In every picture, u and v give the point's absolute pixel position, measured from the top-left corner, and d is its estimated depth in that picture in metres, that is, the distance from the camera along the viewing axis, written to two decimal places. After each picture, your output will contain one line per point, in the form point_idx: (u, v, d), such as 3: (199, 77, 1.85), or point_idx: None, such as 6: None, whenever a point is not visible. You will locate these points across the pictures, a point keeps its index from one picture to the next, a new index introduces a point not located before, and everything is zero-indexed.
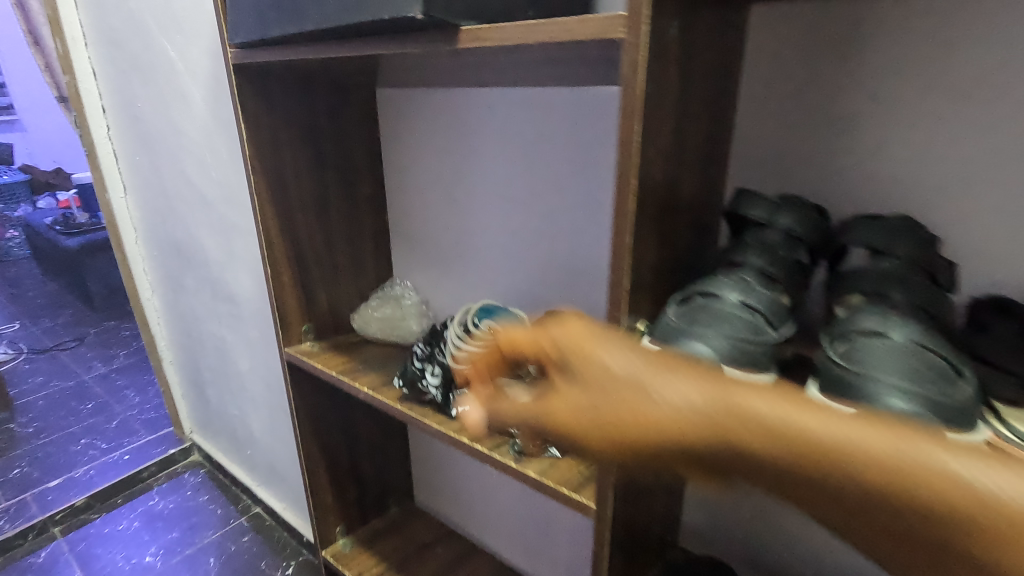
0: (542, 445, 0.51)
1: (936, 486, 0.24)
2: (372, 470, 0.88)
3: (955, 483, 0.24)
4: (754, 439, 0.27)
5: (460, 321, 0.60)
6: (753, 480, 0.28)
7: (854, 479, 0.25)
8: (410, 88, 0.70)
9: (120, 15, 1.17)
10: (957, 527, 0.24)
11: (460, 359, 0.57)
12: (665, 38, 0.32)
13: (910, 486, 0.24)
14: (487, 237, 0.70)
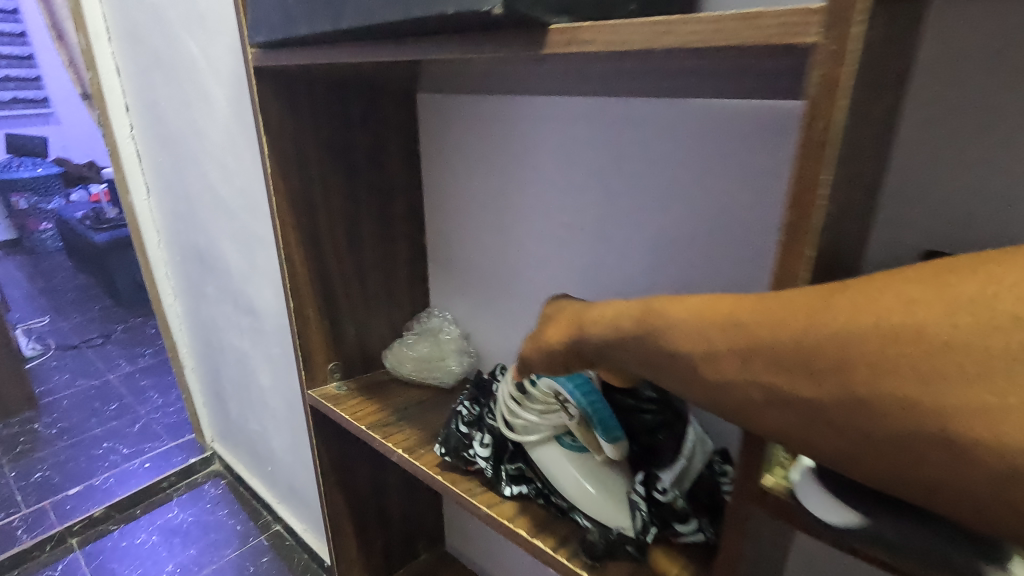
0: (617, 544, 0.42)
1: (927, 340, 0.19)
2: (401, 516, 0.79)
3: (941, 336, 0.18)
4: (743, 321, 0.24)
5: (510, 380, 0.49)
6: (724, 365, 0.24)
7: (819, 343, 0.21)
8: (457, 93, 0.60)
9: (142, 9, 1.10)
10: (982, 379, 0.18)
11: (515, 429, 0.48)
12: (874, 40, 0.22)
13: (884, 398, 0.20)
14: (542, 269, 0.60)
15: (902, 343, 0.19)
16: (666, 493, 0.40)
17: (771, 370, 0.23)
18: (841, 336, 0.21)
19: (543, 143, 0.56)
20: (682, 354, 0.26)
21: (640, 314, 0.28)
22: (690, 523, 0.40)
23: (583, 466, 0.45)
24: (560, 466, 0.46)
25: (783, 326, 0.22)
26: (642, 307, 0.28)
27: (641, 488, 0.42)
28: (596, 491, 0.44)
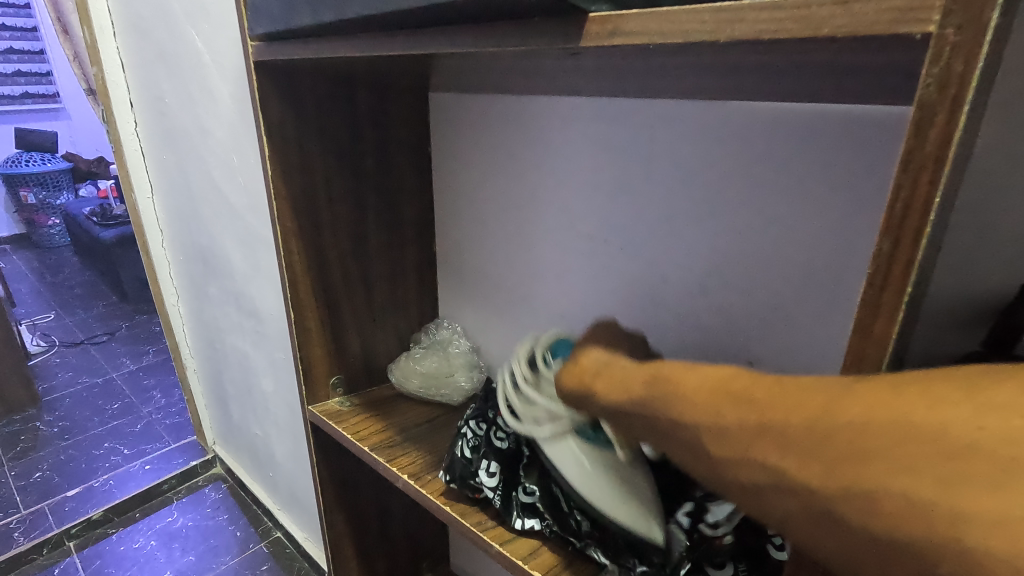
0: None
1: (926, 432, 0.16)
2: (405, 535, 0.76)
3: (934, 429, 0.16)
4: (755, 396, 0.21)
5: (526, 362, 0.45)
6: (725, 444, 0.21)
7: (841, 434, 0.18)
8: (473, 91, 0.56)
9: (147, 3, 1.07)
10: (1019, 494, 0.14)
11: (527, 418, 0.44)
12: None
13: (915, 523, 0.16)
14: (559, 282, 0.57)
15: (888, 429, 0.17)
16: (716, 528, 0.37)
17: (768, 449, 0.20)
18: (829, 419, 0.18)
19: (563, 149, 0.52)
20: (682, 420, 0.23)
21: (652, 377, 0.26)
22: (727, 568, 0.37)
23: (602, 459, 0.41)
24: (575, 463, 0.41)
25: (791, 403, 0.19)
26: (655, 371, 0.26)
27: (685, 519, 0.39)
28: (620, 494, 0.39)
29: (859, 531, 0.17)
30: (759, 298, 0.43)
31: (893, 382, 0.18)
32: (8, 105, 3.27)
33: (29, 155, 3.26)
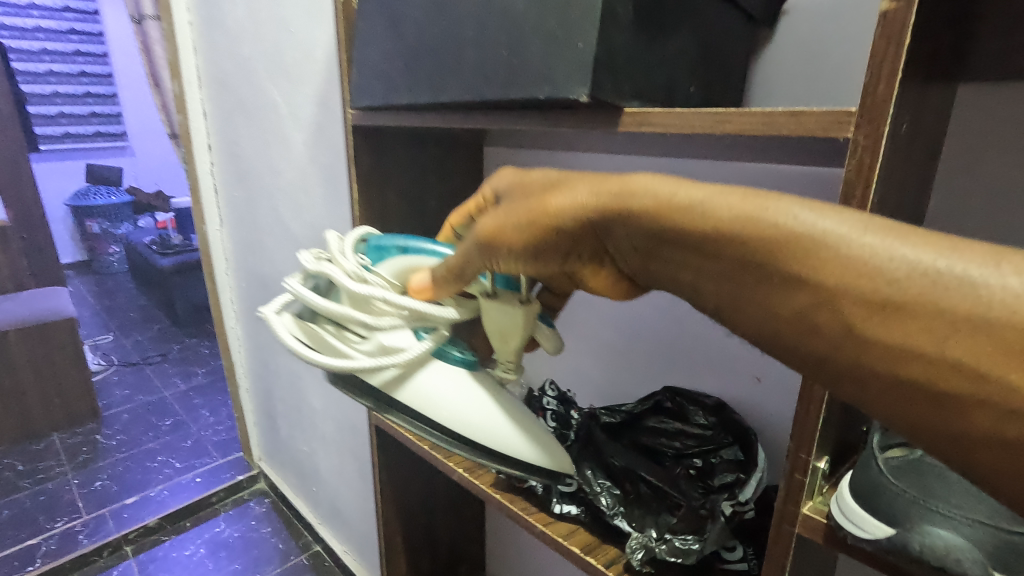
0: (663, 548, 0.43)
1: (992, 328, 0.22)
2: (447, 538, 0.83)
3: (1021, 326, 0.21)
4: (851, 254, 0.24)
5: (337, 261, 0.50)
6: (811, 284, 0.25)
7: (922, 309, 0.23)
8: (523, 147, 0.67)
9: (232, 61, 1.22)
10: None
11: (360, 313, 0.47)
12: (896, 138, 0.27)
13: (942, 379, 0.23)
14: (593, 308, 0.65)
15: (977, 320, 0.22)
16: (741, 505, 0.44)
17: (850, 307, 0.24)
18: (947, 295, 0.22)
19: None
20: (766, 258, 0.26)
21: (749, 209, 0.27)
22: (737, 550, 0.44)
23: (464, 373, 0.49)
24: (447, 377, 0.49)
25: (889, 278, 0.23)
26: (726, 206, 0.27)
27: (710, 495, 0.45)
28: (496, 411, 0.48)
29: (913, 365, 0.23)
30: None
31: (991, 271, 0.22)
32: (81, 142, 3.54)
33: (96, 188, 3.53)
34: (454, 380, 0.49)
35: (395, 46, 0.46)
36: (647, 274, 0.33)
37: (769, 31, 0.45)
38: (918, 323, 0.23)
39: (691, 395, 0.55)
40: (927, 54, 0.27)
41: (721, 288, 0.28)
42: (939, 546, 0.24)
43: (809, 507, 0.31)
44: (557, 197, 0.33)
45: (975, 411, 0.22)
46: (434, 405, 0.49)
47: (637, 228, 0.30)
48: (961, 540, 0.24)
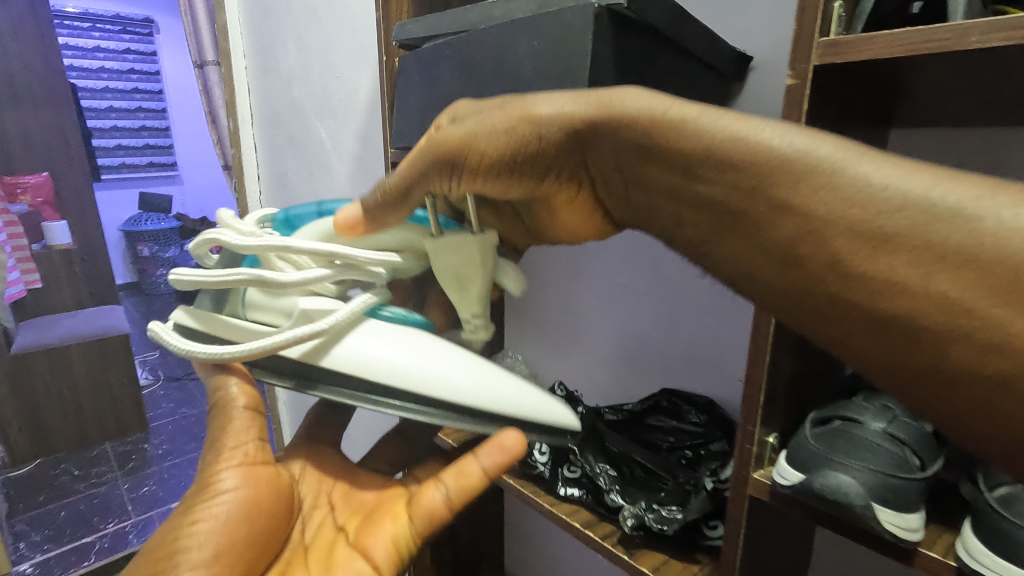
0: (648, 517, 0.50)
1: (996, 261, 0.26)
2: (468, 533, 0.91)
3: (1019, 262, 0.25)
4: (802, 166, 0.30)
5: (223, 233, 0.43)
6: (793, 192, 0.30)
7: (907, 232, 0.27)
8: None
9: (283, 100, 1.35)
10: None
11: (266, 281, 0.41)
12: None
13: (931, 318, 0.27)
14: (599, 319, 0.74)
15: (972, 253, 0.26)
16: (721, 483, 0.51)
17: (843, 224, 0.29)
18: (933, 224, 0.27)
19: None
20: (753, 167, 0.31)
21: (732, 130, 0.32)
22: (718, 528, 0.51)
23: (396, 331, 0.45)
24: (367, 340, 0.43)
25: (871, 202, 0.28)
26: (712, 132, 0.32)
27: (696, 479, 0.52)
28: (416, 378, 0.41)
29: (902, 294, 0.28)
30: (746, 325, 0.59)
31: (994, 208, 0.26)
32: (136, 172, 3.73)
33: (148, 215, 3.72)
34: (402, 336, 0.44)
35: (429, 99, 0.56)
36: (628, 197, 0.39)
37: (741, 84, 0.53)
38: (903, 252, 0.27)
39: (685, 395, 0.62)
40: (837, 112, 0.35)
41: (707, 209, 0.33)
42: (833, 484, 0.30)
43: (759, 473, 0.39)
44: (541, 103, 0.36)
45: (955, 344, 0.27)
46: (380, 367, 0.41)
47: (629, 142, 0.35)
48: (852, 481, 0.30)
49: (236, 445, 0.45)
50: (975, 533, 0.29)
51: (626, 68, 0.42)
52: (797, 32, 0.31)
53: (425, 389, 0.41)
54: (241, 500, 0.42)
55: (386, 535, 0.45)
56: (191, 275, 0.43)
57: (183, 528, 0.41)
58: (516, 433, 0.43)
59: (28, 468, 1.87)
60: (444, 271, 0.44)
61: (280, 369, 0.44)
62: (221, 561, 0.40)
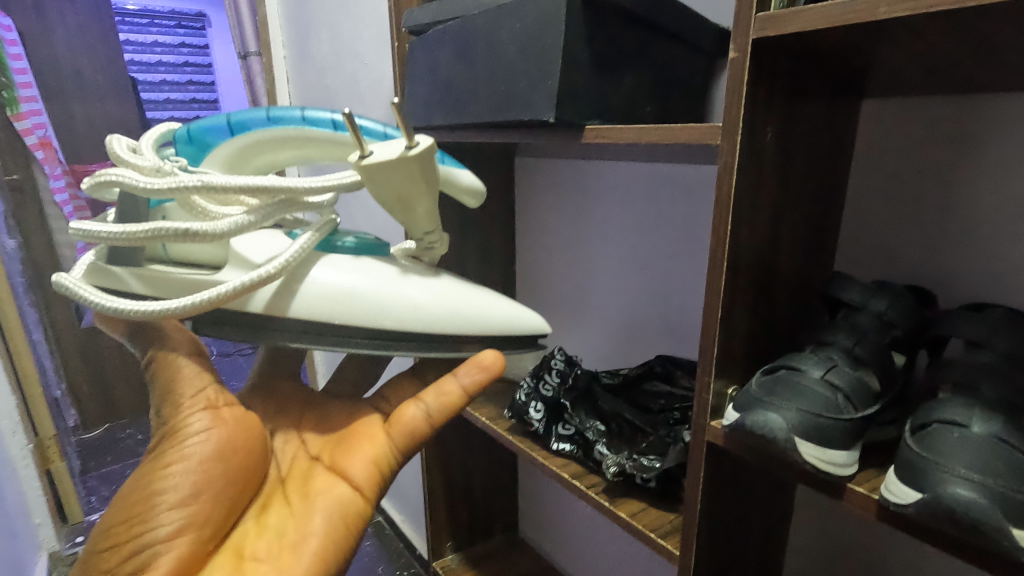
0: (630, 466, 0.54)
1: None
2: (483, 493, 0.96)
3: None
4: None
5: (127, 177, 0.47)
6: None
7: None
8: (544, 158, 0.80)
9: (317, 88, 1.42)
10: None
11: (190, 231, 0.46)
12: (759, 141, 0.37)
13: None
14: (602, 290, 0.78)
15: None
16: None
17: None
18: None
19: (603, 196, 0.75)
20: None
21: None
22: None
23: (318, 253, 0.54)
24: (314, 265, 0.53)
25: None
26: None
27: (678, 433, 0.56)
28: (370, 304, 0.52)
29: None
30: None
31: None
32: None
33: None
34: (379, 278, 0.53)
35: (432, 82, 0.60)
36: None
37: (726, 60, 0.55)
38: None
39: (678, 361, 0.65)
40: (786, 82, 0.38)
41: None
42: (761, 422, 0.33)
43: (716, 422, 0.41)
44: None
45: None
46: (345, 297, 0.51)
47: None
48: (780, 419, 0.33)
49: (194, 394, 0.51)
50: (897, 471, 0.31)
51: (599, 46, 0.45)
52: (737, 7, 0.34)
53: (402, 319, 0.52)
54: (213, 441, 0.49)
55: (366, 457, 0.54)
56: (100, 228, 0.47)
57: (158, 473, 0.48)
58: (493, 352, 0.54)
59: (98, 431, 2.06)
60: (387, 193, 0.48)
61: (280, 329, 0.51)
62: (200, 497, 0.48)
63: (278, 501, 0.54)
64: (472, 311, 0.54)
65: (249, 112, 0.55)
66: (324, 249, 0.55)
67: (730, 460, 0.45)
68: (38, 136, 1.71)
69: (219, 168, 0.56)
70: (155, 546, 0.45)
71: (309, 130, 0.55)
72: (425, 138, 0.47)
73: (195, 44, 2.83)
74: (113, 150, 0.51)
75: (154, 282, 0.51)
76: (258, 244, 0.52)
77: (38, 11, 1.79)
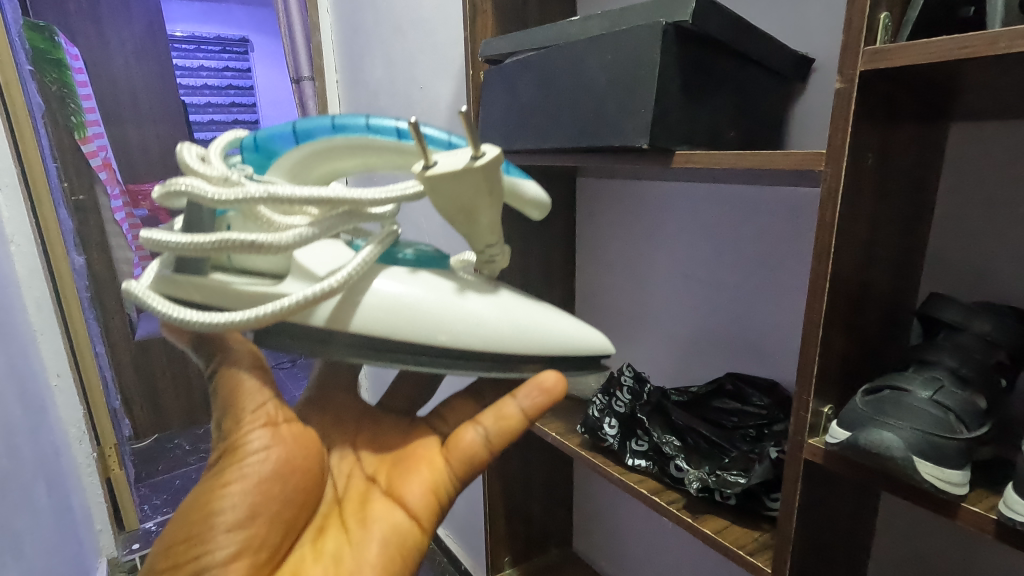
0: (714, 482, 0.55)
1: None
2: (540, 508, 0.97)
3: None
4: None
5: (194, 186, 0.44)
6: None
7: None
8: (607, 179, 0.82)
9: (368, 110, 1.45)
10: None
11: (257, 242, 0.43)
12: (861, 167, 0.39)
13: None
14: (665, 308, 0.79)
15: None
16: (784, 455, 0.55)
17: None
18: None
19: (668, 216, 0.76)
20: None
21: None
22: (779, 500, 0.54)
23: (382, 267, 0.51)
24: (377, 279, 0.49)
25: None
26: None
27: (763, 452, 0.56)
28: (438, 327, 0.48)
29: None
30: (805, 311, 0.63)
31: None
32: None
33: None
34: (435, 291, 0.49)
35: (509, 108, 0.62)
36: None
37: (804, 85, 0.57)
38: None
39: (750, 379, 0.65)
40: (885, 109, 0.39)
41: None
42: (876, 439, 0.35)
43: (814, 439, 0.42)
44: None
45: None
46: (412, 310, 0.48)
47: None
48: (895, 437, 0.35)
49: (255, 410, 0.50)
50: (1015, 488, 0.32)
51: (690, 75, 0.47)
52: (845, 41, 0.36)
53: (473, 343, 0.48)
54: (271, 461, 0.48)
55: (424, 483, 0.50)
56: (165, 235, 0.44)
57: (216, 492, 0.46)
58: (554, 373, 0.50)
59: (148, 441, 2.12)
60: (447, 202, 0.45)
61: (334, 344, 0.48)
62: (256, 519, 0.45)
63: (334, 526, 0.51)
64: (543, 330, 0.50)
65: (314, 120, 0.51)
66: (385, 261, 0.52)
67: (824, 478, 0.45)
68: (102, 158, 1.76)
69: (282, 178, 0.52)
70: (210, 571, 0.43)
71: (373, 139, 0.50)
72: (492, 147, 0.45)
73: (238, 67, 2.87)
74: (181, 156, 0.47)
75: (212, 292, 0.49)
76: (319, 255, 0.49)
77: (100, 40, 1.81)
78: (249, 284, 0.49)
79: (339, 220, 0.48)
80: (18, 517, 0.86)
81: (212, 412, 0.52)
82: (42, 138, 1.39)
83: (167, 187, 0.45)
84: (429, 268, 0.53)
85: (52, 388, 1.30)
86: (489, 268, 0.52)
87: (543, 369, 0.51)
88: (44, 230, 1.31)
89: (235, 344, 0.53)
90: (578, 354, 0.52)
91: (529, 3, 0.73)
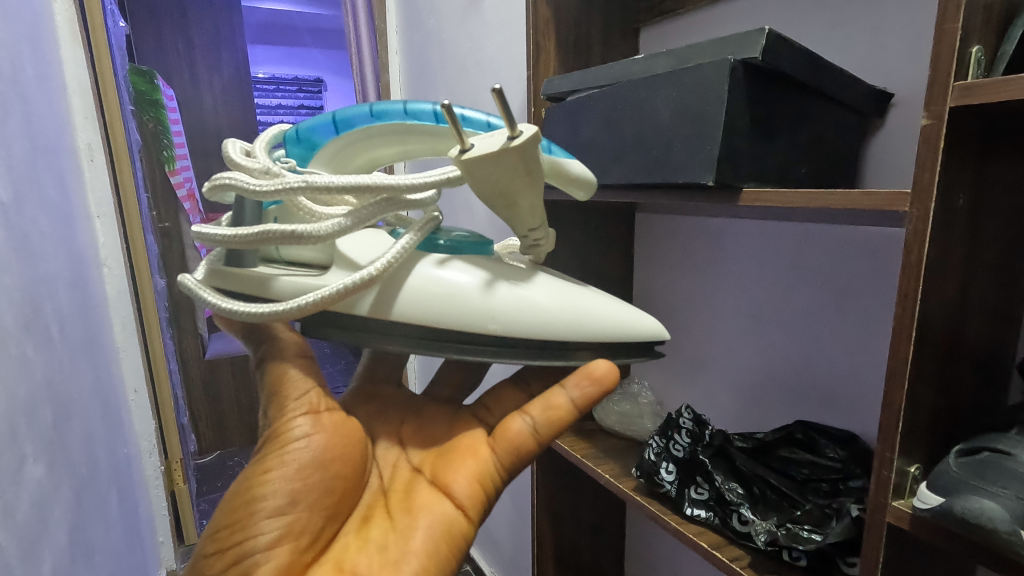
0: (787, 540, 0.52)
1: None
2: (589, 552, 0.93)
3: None
4: None
5: (238, 180, 0.45)
6: None
7: None
8: (668, 215, 0.81)
9: None
10: None
11: (296, 233, 0.43)
12: (952, 207, 0.36)
13: None
14: (727, 348, 0.76)
15: None
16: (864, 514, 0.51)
17: None
18: None
19: (730, 253, 0.74)
20: None
21: None
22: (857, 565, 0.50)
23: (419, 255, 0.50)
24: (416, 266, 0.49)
25: None
26: None
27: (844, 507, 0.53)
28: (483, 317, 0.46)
29: None
30: (882, 355, 0.59)
31: None
32: None
33: None
34: (474, 278, 0.48)
35: (571, 143, 0.62)
36: None
37: (882, 120, 0.55)
38: None
39: (823, 429, 0.61)
40: (979, 144, 0.36)
41: None
42: (975, 509, 0.32)
43: (897, 502, 0.39)
44: None
45: None
46: (457, 300, 0.46)
47: None
48: (996, 507, 0.32)
49: (299, 397, 0.50)
50: None
51: (758, 113, 0.46)
52: (933, 76, 0.34)
53: (518, 332, 0.46)
54: (313, 448, 0.48)
55: (469, 473, 0.49)
56: (213, 231, 0.46)
57: (259, 477, 0.46)
58: (606, 361, 0.49)
59: (210, 457, 2.21)
60: (487, 186, 0.45)
61: (380, 333, 0.47)
62: (297, 505, 0.45)
63: (379, 515, 0.50)
64: (590, 318, 0.48)
65: (352, 107, 0.51)
66: (424, 249, 0.51)
67: (906, 546, 0.41)
68: (187, 188, 1.89)
69: (323, 169, 0.53)
70: (254, 556, 0.43)
71: (412, 124, 0.51)
72: (528, 126, 0.44)
73: (311, 105, 2.96)
74: (227, 152, 0.50)
75: (258, 285, 0.49)
76: (361, 245, 0.49)
77: (193, 80, 1.98)
78: (292, 276, 0.49)
79: (378, 209, 0.47)
80: (90, 523, 0.91)
81: (260, 399, 0.52)
82: (137, 170, 1.52)
83: (213, 183, 0.47)
84: (467, 254, 0.51)
85: (129, 402, 1.38)
86: (532, 250, 0.52)
87: (592, 357, 0.50)
88: (133, 252, 1.41)
89: (283, 335, 0.54)
90: (626, 338, 0.50)
91: (593, 43, 0.74)
